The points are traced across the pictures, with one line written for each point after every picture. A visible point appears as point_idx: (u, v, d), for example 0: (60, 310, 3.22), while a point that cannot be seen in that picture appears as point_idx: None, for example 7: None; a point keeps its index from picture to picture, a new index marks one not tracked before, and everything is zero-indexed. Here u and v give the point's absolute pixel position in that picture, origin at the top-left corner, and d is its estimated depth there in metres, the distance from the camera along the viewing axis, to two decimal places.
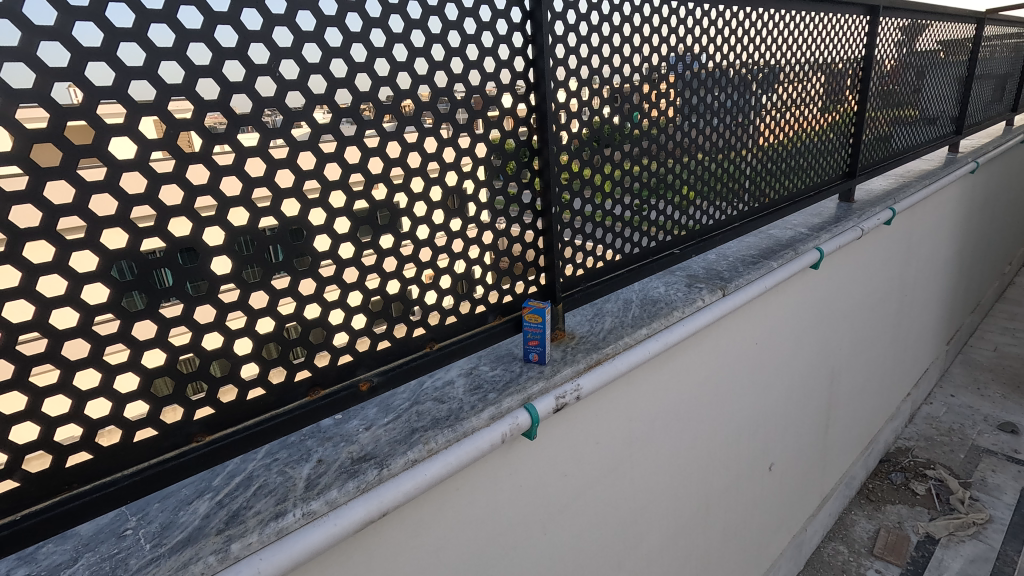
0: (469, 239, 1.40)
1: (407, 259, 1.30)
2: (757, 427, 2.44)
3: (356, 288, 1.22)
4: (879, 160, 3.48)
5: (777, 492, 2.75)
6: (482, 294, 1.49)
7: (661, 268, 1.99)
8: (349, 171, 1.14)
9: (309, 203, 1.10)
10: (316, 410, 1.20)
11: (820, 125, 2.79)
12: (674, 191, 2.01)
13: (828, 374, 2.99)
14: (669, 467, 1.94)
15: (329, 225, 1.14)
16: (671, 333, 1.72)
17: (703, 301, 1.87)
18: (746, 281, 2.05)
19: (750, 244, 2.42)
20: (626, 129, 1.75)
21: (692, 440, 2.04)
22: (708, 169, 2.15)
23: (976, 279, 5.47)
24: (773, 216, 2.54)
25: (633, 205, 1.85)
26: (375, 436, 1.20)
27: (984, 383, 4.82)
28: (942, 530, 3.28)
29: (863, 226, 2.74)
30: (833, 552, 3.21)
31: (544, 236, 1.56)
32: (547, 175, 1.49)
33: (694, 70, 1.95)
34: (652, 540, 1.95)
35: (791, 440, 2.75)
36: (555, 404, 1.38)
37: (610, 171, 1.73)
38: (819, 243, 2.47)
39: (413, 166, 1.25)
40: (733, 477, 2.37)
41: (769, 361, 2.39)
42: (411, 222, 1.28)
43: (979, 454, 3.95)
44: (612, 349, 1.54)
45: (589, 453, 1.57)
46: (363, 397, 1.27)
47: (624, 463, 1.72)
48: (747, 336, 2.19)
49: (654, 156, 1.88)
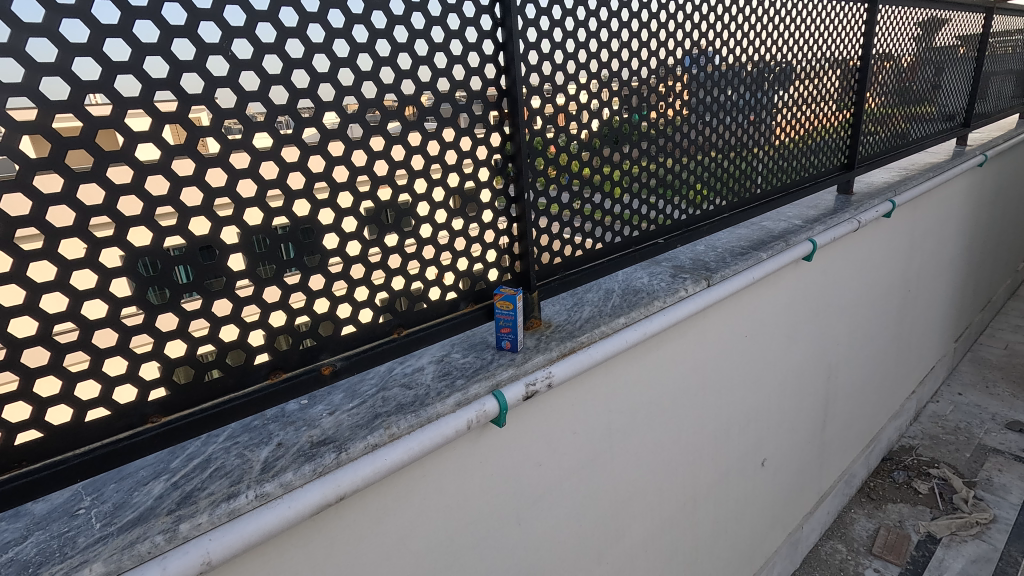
0: (438, 226, 1.37)
1: (372, 244, 1.27)
2: (747, 421, 2.40)
3: (318, 273, 1.20)
4: (887, 152, 3.34)
5: (771, 488, 2.71)
6: (453, 280, 1.47)
7: (644, 258, 1.94)
8: (309, 154, 1.11)
9: (267, 184, 1.07)
10: (277, 393, 1.20)
11: (821, 119, 2.67)
12: (688, 186, 2.06)
13: (825, 369, 2.93)
14: (651, 459, 1.91)
15: (288, 208, 1.11)
16: (651, 323, 1.70)
17: (686, 291, 1.84)
18: (732, 271, 2.02)
19: (742, 235, 2.37)
20: (644, 125, 1.80)
21: (677, 432, 2.01)
22: (719, 167, 2.16)
23: (987, 275, 5.35)
24: (766, 208, 2.45)
25: (649, 202, 1.92)
26: (337, 421, 1.19)
27: (994, 382, 4.71)
28: (943, 529, 3.20)
29: (860, 218, 2.70)
30: (831, 550, 3.16)
31: (518, 224, 1.54)
32: (520, 161, 1.46)
33: (713, 66, 1.98)
34: (635, 533, 1.94)
35: (785, 436, 2.71)
36: (526, 391, 1.37)
37: (628, 168, 1.79)
38: (813, 235, 2.43)
39: (377, 150, 1.22)
40: (721, 471, 2.33)
41: (759, 354, 2.35)
42: (376, 205, 1.25)
43: (985, 453, 3.86)
44: (587, 338, 1.52)
45: (564, 442, 1.56)
46: (327, 381, 1.27)
47: (602, 453, 1.69)
48: (735, 328, 2.16)
49: (650, 156, 1.85)
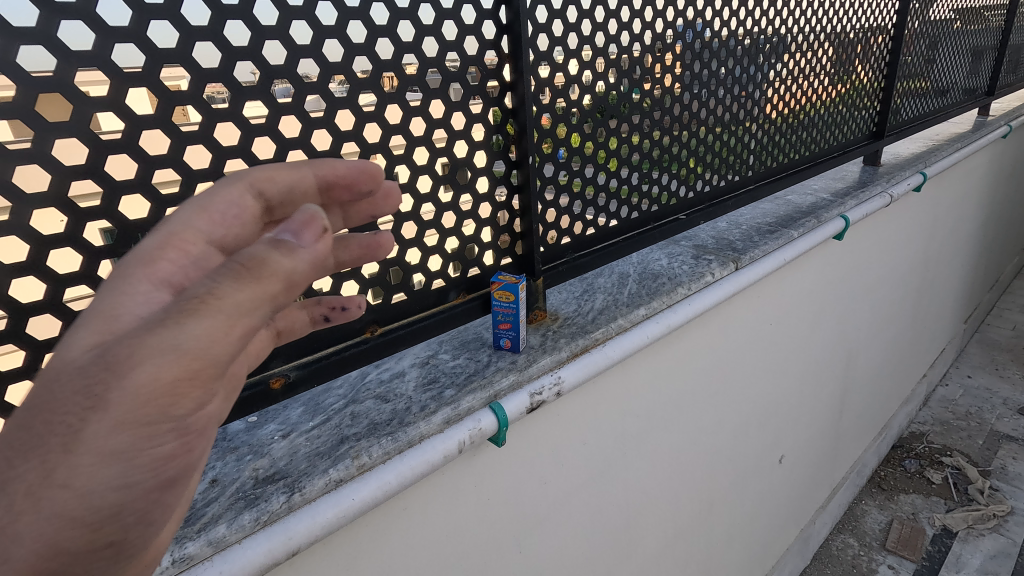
0: (421, 196, 1.10)
1: None
2: (767, 416, 2.19)
3: None
4: (910, 122, 3.10)
5: (787, 486, 2.51)
6: (441, 264, 1.20)
7: (665, 236, 1.68)
8: (243, 97, 0.84)
9: (185, 138, 0.80)
10: None
11: (846, 85, 2.41)
12: (702, 153, 1.75)
13: (844, 356, 2.72)
14: (665, 464, 1.69)
15: (218, 169, 0.84)
16: (675, 314, 1.44)
17: (712, 276, 1.59)
18: (762, 252, 1.77)
19: (767, 211, 2.11)
20: (654, 91, 1.50)
21: (694, 432, 1.78)
22: (733, 137, 1.86)
23: (998, 254, 5.15)
24: (794, 180, 2.20)
25: (656, 174, 1.60)
26: (292, 447, 0.93)
27: (1004, 365, 4.54)
28: (960, 523, 3.04)
29: (891, 192, 2.45)
30: (842, 545, 3.00)
31: (519, 196, 1.25)
32: (522, 117, 1.16)
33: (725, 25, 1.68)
34: (647, 546, 1.73)
35: (803, 430, 2.50)
36: (530, 403, 1.12)
37: (637, 135, 1.49)
38: (844, 210, 2.18)
39: (339, 97, 0.94)
40: (738, 471, 2.12)
41: (781, 344, 2.12)
42: None
43: (998, 440, 3.70)
44: (602, 334, 1.28)
45: (572, 455, 1.32)
46: (276, 398, 1.00)
47: (614, 464, 1.46)
48: (759, 317, 1.91)
49: (671, 119, 1.58)
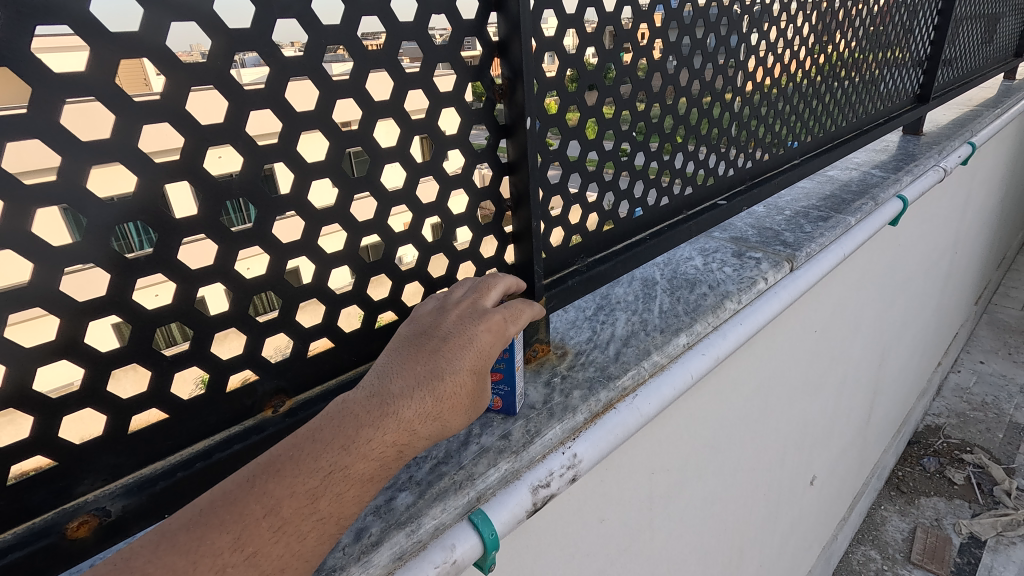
0: (353, 181, 0.66)
1: (194, 229, 0.54)
2: (802, 438, 1.84)
3: (39, 305, 0.47)
4: (949, 84, 2.70)
5: (815, 508, 2.20)
6: (393, 290, 0.76)
7: (702, 229, 1.27)
8: None
9: None
10: None
11: (897, 35, 1.99)
12: (744, 118, 1.33)
13: (878, 356, 2.38)
14: (694, 520, 1.33)
15: None
16: (724, 340, 1.05)
17: (765, 282, 1.19)
18: (819, 247, 1.37)
19: (809, 191, 1.72)
20: (690, 26, 1.05)
21: (727, 474, 1.43)
22: (778, 97, 1.43)
23: (1008, 229, 4.86)
24: (839, 153, 1.81)
25: (691, 145, 1.17)
26: None
27: (1017, 348, 4.29)
28: (989, 530, 2.78)
29: (944, 165, 2.08)
30: (863, 559, 2.73)
31: (511, 177, 0.84)
32: (514, 55, 0.74)
33: None
34: None
35: (835, 444, 2.18)
36: (533, 504, 0.72)
37: (668, 91, 1.05)
38: (900, 189, 1.80)
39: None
40: (768, 505, 1.79)
41: (823, 354, 1.76)
42: (191, 138, 0.53)
43: (1019, 433, 3.45)
44: (631, 380, 0.88)
45: (587, 546, 0.94)
46: (94, 543, 0.56)
47: (637, 540, 1.10)
48: (806, 327, 1.53)
49: (715, 70, 1.16)
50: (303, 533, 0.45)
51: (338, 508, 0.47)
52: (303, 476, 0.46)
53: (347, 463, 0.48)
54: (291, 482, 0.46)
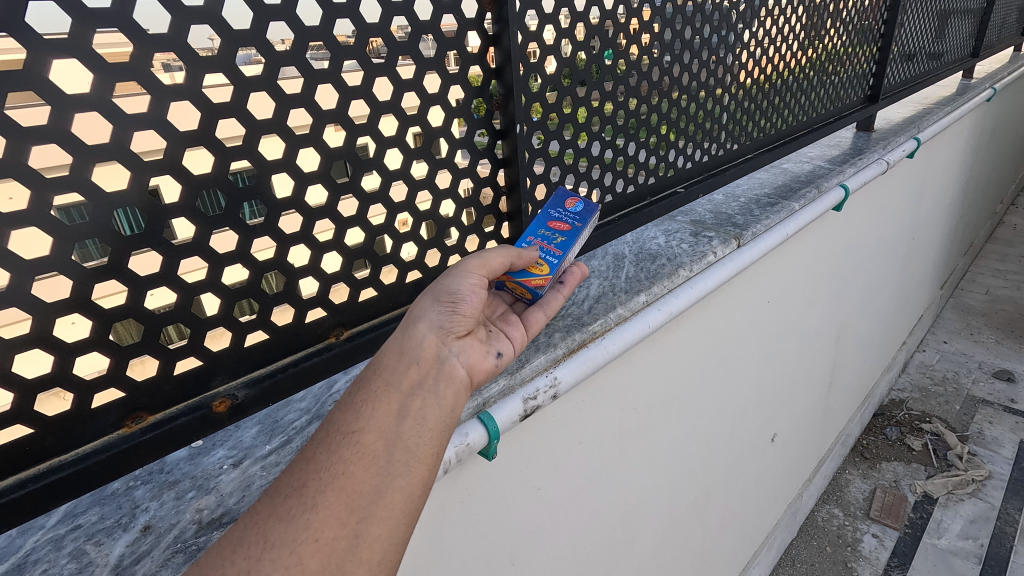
0: (392, 172, 0.90)
1: (289, 205, 0.79)
2: (761, 397, 2.11)
3: (198, 254, 0.72)
4: (902, 84, 2.98)
5: (777, 464, 2.47)
6: (419, 255, 1.01)
7: (663, 212, 1.53)
8: (152, 49, 0.63)
9: (72, 104, 0.59)
10: (139, 451, 0.73)
11: (845, 44, 2.25)
12: (700, 120, 1.59)
13: (835, 330, 2.65)
14: (659, 456, 1.60)
15: (125, 144, 0.63)
16: (677, 299, 1.32)
17: (714, 255, 1.45)
18: (764, 227, 1.64)
19: (763, 181, 1.98)
20: (648, 48, 1.30)
21: (690, 419, 1.69)
22: (732, 99, 1.69)
23: (973, 218, 5.17)
24: (791, 147, 2.07)
25: (652, 142, 1.43)
26: (245, 480, 0.78)
27: (978, 329, 4.59)
28: (941, 488, 3.07)
29: (887, 158, 2.34)
30: (827, 516, 3.02)
31: (505, 169, 1.09)
32: (509, 78, 1.00)
33: None
34: (640, 538, 1.67)
35: (795, 407, 2.45)
36: (524, 410, 0.98)
37: (631, 100, 1.31)
38: (843, 178, 2.06)
39: (284, 49, 0.73)
40: (731, 454, 2.06)
41: (777, 322, 2.02)
42: (288, 144, 0.77)
43: (975, 404, 3.74)
44: (601, 326, 1.14)
45: (565, 458, 1.21)
46: (223, 423, 0.80)
47: (609, 462, 1.37)
48: (757, 297, 1.79)
49: (670, 81, 1.40)
50: (350, 469, 0.56)
51: (370, 441, 0.59)
52: (346, 418, 0.60)
53: (366, 413, 0.61)
54: (338, 428, 0.59)
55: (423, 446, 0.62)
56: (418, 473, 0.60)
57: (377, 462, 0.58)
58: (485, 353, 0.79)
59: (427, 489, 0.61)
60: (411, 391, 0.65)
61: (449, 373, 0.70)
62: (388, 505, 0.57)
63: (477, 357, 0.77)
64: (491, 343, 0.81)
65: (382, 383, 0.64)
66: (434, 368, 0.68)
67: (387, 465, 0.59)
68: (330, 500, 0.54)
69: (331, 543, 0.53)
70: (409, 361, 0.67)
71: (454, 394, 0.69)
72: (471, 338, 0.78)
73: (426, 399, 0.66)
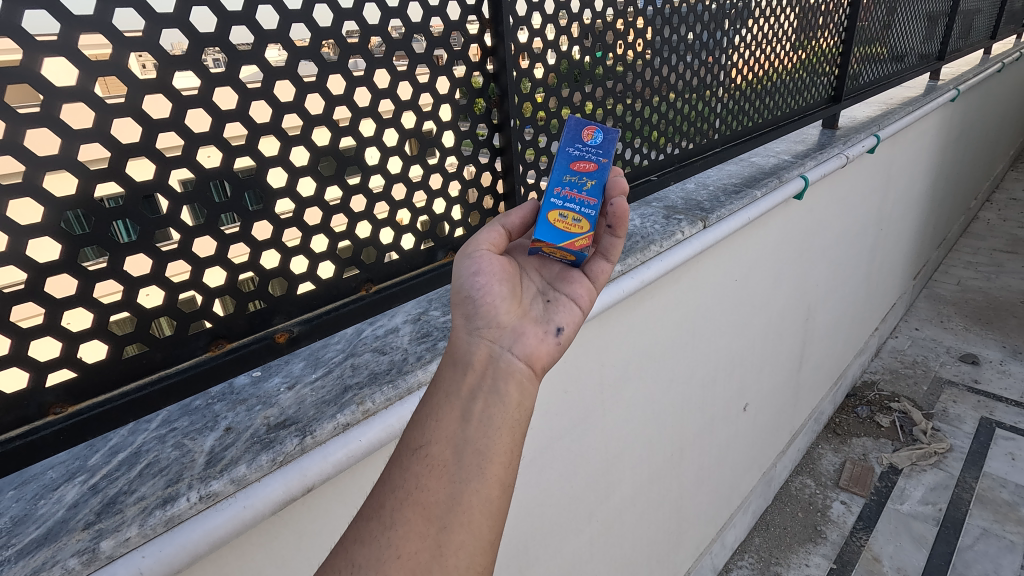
0: (410, 158, 1.13)
1: (331, 181, 1.02)
2: (732, 367, 2.34)
3: (265, 218, 0.95)
4: (867, 86, 3.22)
5: (750, 432, 2.70)
6: (430, 226, 1.23)
7: (638, 197, 1.76)
8: (239, 62, 0.85)
9: (186, 102, 0.81)
10: (221, 370, 0.95)
11: (808, 49, 2.49)
12: (670, 117, 1.82)
13: (804, 311, 2.89)
14: (637, 411, 1.83)
15: (219, 132, 0.85)
16: (648, 270, 1.54)
17: (682, 234, 1.68)
18: (728, 212, 1.87)
19: (732, 173, 2.21)
20: (622, 56, 1.53)
21: (665, 381, 1.92)
22: (700, 97, 1.92)
23: (945, 212, 5.43)
24: (758, 142, 2.31)
25: (627, 136, 1.66)
26: (299, 397, 1.00)
27: (948, 316, 4.86)
28: (905, 460, 3.32)
29: (847, 153, 2.58)
30: (800, 486, 3.26)
31: (502, 157, 1.32)
32: (504, 82, 1.22)
33: None
34: (620, 485, 1.89)
35: (766, 380, 2.69)
36: None
37: (608, 100, 1.54)
38: (804, 170, 2.30)
39: (332, 61, 0.96)
40: (705, 418, 2.29)
41: (745, 300, 2.25)
42: (333, 134, 1.00)
43: (941, 385, 3.99)
44: None
45: (552, 401, 1.44)
46: (281, 352, 1.02)
47: (590, 409, 1.60)
48: (725, 275, 2.02)
49: (642, 81, 1.64)
50: (423, 484, 0.73)
51: (439, 457, 0.75)
52: (415, 437, 0.77)
53: (431, 436, 0.77)
54: (410, 448, 0.76)
55: (489, 444, 0.78)
56: (488, 474, 0.76)
57: (449, 472, 0.74)
58: (538, 334, 0.96)
59: (502, 486, 0.76)
60: (471, 396, 0.83)
61: (503, 368, 0.87)
62: (465, 509, 0.73)
63: (532, 340, 0.94)
64: (547, 324, 0.98)
65: (444, 396, 0.82)
66: (487, 368, 0.86)
67: (458, 472, 0.75)
68: (408, 516, 0.70)
69: (416, 553, 0.68)
70: (465, 370, 0.85)
71: (512, 387, 0.86)
72: (527, 329, 0.95)
73: (485, 399, 0.83)
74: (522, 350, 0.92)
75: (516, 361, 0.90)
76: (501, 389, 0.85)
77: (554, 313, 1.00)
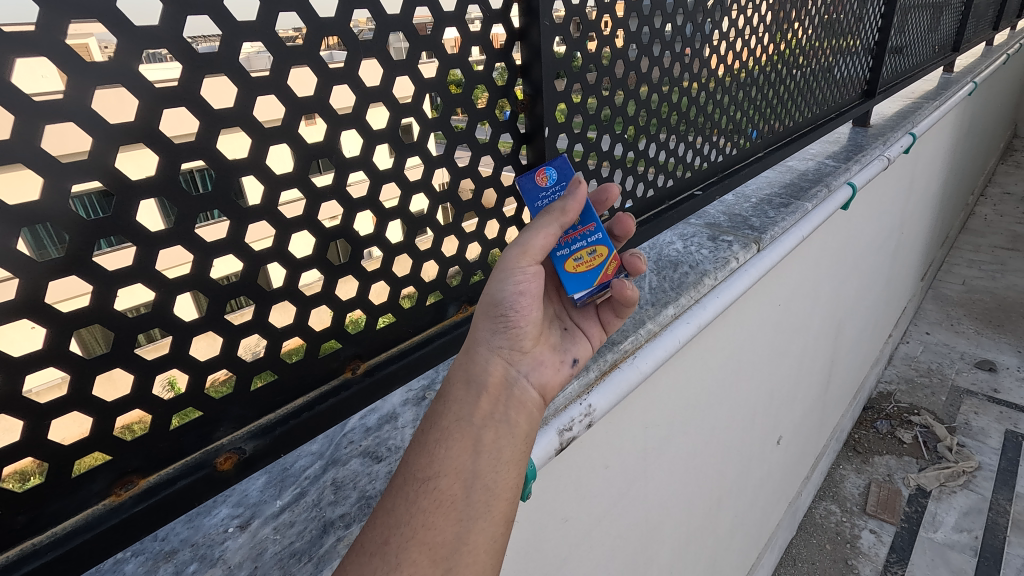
0: (412, 184, 0.81)
1: (298, 226, 0.69)
2: (769, 401, 2.07)
3: (196, 288, 0.61)
4: (893, 79, 2.96)
5: (780, 466, 2.45)
6: (439, 273, 0.91)
7: (680, 217, 1.46)
8: (141, 46, 0.52)
9: (46, 114, 0.47)
10: (132, 522, 0.62)
11: (846, 39, 2.22)
12: (713, 118, 1.52)
13: (834, 328, 2.64)
14: (679, 469, 1.54)
15: (110, 160, 0.52)
16: (704, 311, 1.24)
17: (737, 261, 1.38)
18: (781, 230, 1.57)
19: (772, 181, 1.93)
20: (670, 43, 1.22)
21: (707, 429, 1.64)
22: (744, 95, 1.63)
23: (951, 209, 5.26)
24: (797, 145, 2.02)
25: (670, 142, 1.36)
26: (255, 547, 0.68)
27: (958, 319, 4.68)
28: (933, 482, 3.11)
29: (887, 155, 2.32)
30: (825, 513, 3.03)
31: None
32: (536, 77, 0.91)
33: None
34: (658, 553, 1.61)
35: (798, 408, 2.43)
36: (559, 444, 0.89)
37: (653, 99, 1.23)
38: (849, 176, 2.02)
39: (296, 44, 0.62)
40: (741, 460, 2.02)
41: (787, 325, 1.97)
42: (300, 155, 0.67)
43: (960, 395, 3.79)
44: (632, 344, 1.05)
45: (592, 482, 1.14)
46: (229, 480, 0.70)
47: (633, 481, 1.30)
48: (771, 302, 1.74)
49: (691, 74, 1.33)
50: (431, 522, 0.55)
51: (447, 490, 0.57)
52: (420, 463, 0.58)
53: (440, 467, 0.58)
54: (412, 474, 0.57)
55: (502, 481, 0.60)
56: (498, 509, 0.59)
57: (458, 509, 0.57)
58: (554, 360, 0.76)
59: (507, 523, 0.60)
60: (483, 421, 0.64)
61: (518, 397, 0.68)
62: (473, 550, 0.56)
63: (548, 369, 0.75)
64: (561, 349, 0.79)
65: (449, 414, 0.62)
66: (501, 393, 0.66)
67: (467, 509, 0.57)
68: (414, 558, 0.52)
69: None
70: (477, 391, 0.65)
71: (525, 418, 0.67)
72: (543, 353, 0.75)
73: (497, 425, 0.64)
74: (536, 378, 0.72)
75: (531, 389, 0.70)
76: (512, 419, 0.66)
77: (571, 342, 0.81)
